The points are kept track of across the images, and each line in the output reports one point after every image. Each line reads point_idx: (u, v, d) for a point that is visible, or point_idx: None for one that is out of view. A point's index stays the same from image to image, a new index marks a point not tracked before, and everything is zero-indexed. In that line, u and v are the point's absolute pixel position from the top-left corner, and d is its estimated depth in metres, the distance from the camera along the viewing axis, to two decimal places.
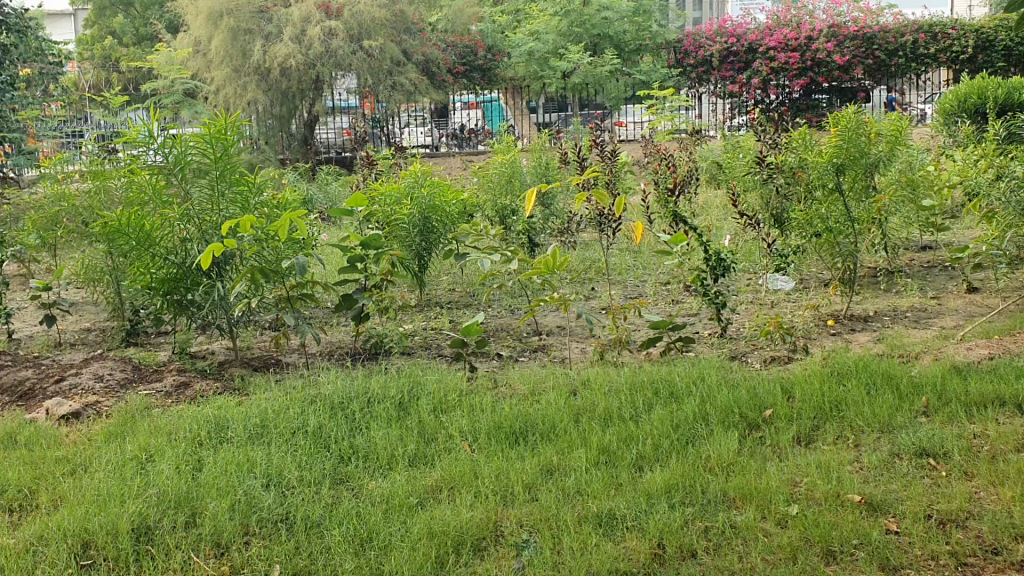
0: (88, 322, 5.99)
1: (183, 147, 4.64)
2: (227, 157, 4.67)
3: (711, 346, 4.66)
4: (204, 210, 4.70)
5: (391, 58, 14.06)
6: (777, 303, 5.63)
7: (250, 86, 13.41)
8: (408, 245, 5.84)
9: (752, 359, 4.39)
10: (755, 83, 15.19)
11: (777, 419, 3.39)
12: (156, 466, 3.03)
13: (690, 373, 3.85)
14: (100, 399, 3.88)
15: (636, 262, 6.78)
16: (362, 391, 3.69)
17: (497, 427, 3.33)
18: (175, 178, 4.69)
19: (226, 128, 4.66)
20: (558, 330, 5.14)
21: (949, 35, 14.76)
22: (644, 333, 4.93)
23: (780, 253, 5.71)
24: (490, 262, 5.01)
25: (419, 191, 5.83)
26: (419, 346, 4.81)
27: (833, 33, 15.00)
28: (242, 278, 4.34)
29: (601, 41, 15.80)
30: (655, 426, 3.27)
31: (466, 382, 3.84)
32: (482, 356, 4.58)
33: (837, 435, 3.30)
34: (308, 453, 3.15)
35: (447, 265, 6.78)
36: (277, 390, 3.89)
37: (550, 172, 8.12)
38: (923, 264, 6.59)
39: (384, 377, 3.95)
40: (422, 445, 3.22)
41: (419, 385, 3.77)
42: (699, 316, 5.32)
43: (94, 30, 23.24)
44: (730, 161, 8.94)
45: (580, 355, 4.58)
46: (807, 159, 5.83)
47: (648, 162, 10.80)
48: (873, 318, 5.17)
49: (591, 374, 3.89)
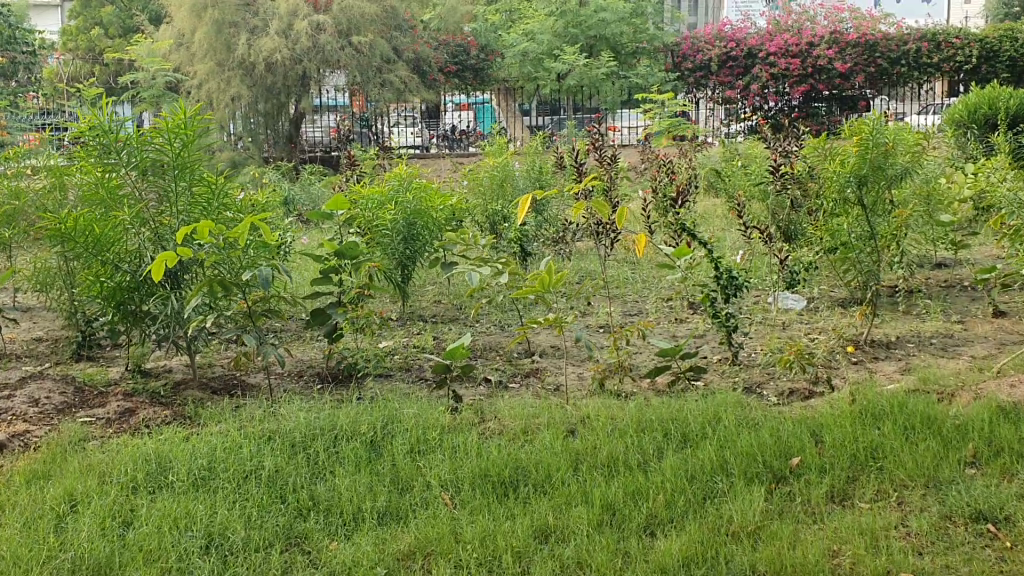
0: (41, 332, 5.48)
1: (140, 144, 4.19)
2: (188, 152, 4.23)
3: (722, 374, 4.20)
4: (162, 212, 4.28)
5: (381, 55, 13.62)
6: (789, 325, 5.18)
7: (234, 81, 12.88)
8: (390, 253, 5.42)
9: (768, 392, 3.95)
10: (755, 89, 14.80)
11: (806, 470, 2.94)
12: (77, 520, 2.57)
13: (703, 411, 3.38)
14: (30, 428, 3.39)
15: (636, 274, 6.34)
16: (329, 425, 3.21)
17: (483, 475, 2.87)
18: (129, 175, 4.23)
19: (188, 123, 4.22)
20: (551, 351, 4.69)
21: (953, 44, 14.48)
22: (647, 358, 4.48)
23: (792, 271, 5.29)
24: (476, 275, 4.55)
25: (404, 195, 5.44)
26: (399, 368, 4.37)
27: (835, 39, 14.64)
28: (198, 292, 3.81)
29: (597, 42, 15.31)
30: (666, 477, 2.82)
31: (448, 417, 3.38)
32: (468, 381, 4.14)
33: (875, 489, 2.85)
34: (260, 504, 2.69)
35: (434, 274, 6.34)
36: (233, 421, 3.41)
37: (545, 177, 7.65)
38: (941, 283, 6.17)
39: (357, 408, 3.47)
40: (396, 496, 2.76)
41: (395, 418, 3.29)
42: (706, 338, 4.87)
43: (78, 21, 22.41)
44: (734, 168, 8.55)
45: (576, 383, 4.13)
46: (826, 168, 5.35)
47: (645, 170, 10.35)
48: (896, 344, 4.73)
49: (591, 410, 3.42)
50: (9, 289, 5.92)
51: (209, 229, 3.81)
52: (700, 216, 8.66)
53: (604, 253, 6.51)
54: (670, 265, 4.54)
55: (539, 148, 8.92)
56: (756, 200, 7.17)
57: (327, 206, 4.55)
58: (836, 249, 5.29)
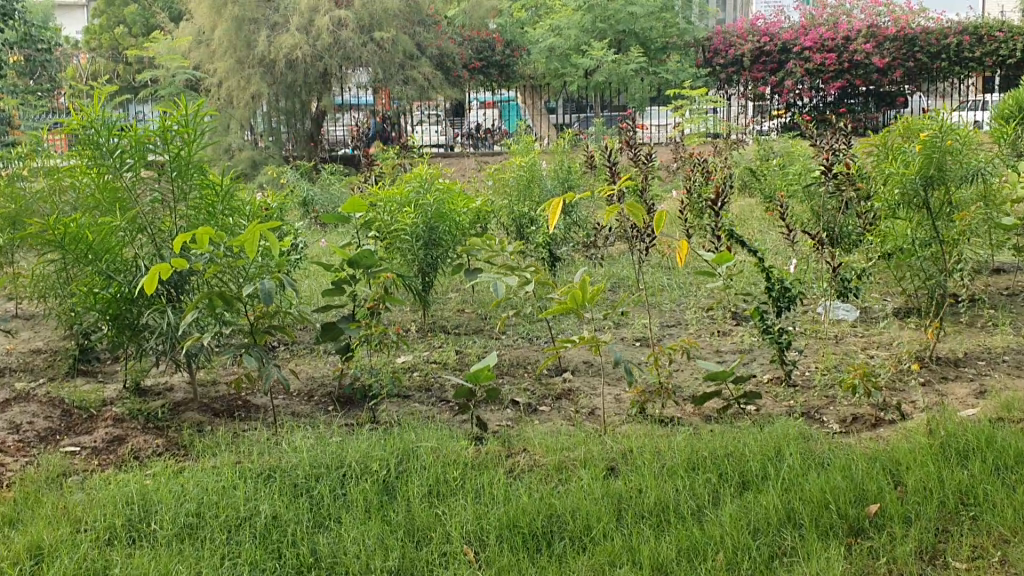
0: (40, 342, 5.15)
1: (139, 142, 3.83)
2: (190, 153, 3.88)
3: (776, 397, 3.79)
4: (163, 216, 3.93)
5: (404, 51, 13.27)
6: (843, 338, 4.74)
7: (254, 79, 12.54)
8: (410, 260, 5.06)
9: (829, 419, 3.53)
10: (789, 85, 14.31)
11: (886, 520, 2.53)
12: None
13: (762, 444, 2.97)
14: (6, 461, 3.04)
15: (673, 281, 5.93)
16: (337, 461, 2.83)
17: (511, 526, 2.49)
18: (125, 176, 3.88)
19: (190, 119, 3.87)
20: (584, 368, 4.30)
21: (996, 38, 13.78)
22: (690, 377, 4.08)
23: (846, 280, 4.82)
24: (503, 285, 4.17)
25: (425, 197, 5.09)
26: (418, 388, 4.03)
27: (873, 33, 14.12)
28: (195, 307, 3.40)
29: (626, 37, 14.95)
30: (726, 531, 2.43)
31: (471, 450, 2.99)
32: (494, 405, 3.76)
33: (971, 544, 2.44)
34: (251, 562, 2.34)
35: (456, 281, 5.96)
36: (230, 454, 3.04)
37: (573, 176, 7.19)
38: (1003, 291, 5.69)
39: (368, 439, 3.09)
40: (411, 551, 2.39)
41: (411, 453, 2.91)
42: (753, 354, 4.46)
43: (101, 20, 22.12)
44: (772, 167, 8.11)
45: (613, 406, 3.74)
46: (886, 170, 4.90)
47: (679, 170, 9.90)
48: (965, 362, 4.29)
49: (634, 442, 3.02)
50: (9, 296, 5.57)
51: (209, 236, 3.42)
52: (737, 217, 8.22)
53: (638, 257, 6.10)
54: (713, 273, 4.10)
55: (567, 145, 8.53)
56: (798, 200, 6.72)
57: (342, 207, 4.21)
58: (891, 256, 4.86)
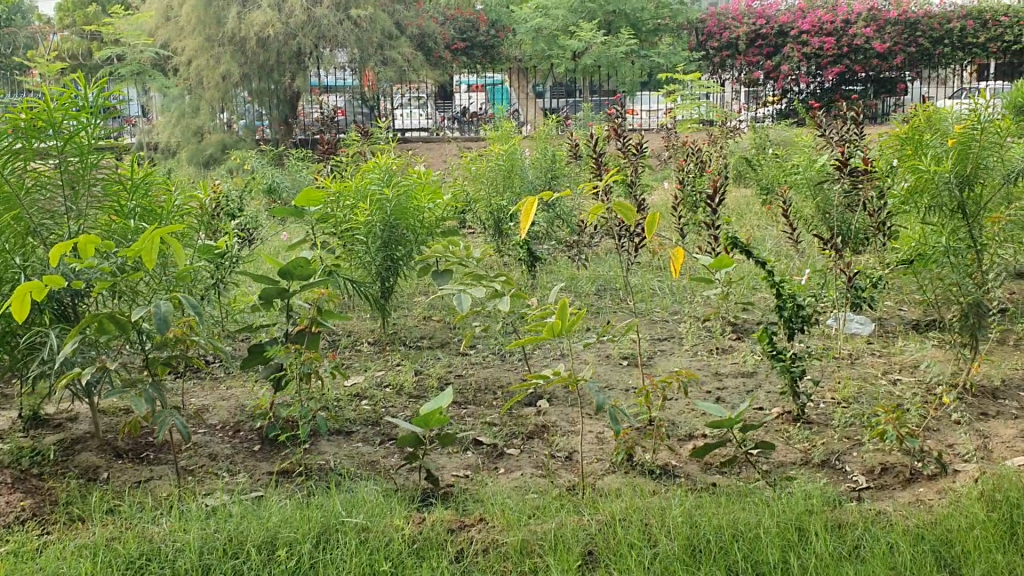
0: None
1: (24, 127, 3.01)
2: (88, 141, 3.12)
3: (787, 438, 3.17)
4: (55, 222, 3.14)
5: (383, 30, 12.42)
6: (861, 359, 4.14)
7: (223, 58, 11.73)
8: (367, 266, 4.41)
9: (854, 471, 2.91)
10: (785, 70, 13.63)
11: None
12: None
13: (779, 520, 2.34)
14: None
15: (666, 286, 5.32)
16: (232, 547, 2.21)
17: None
18: (6, 170, 3.04)
19: (91, 100, 3.12)
20: (562, 396, 3.68)
21: (1001, 23, 13.16)
22: (687, 412, 3.47)
23: (860, 291, 4.13)
24: (467, 299, 3.49)
25: (384, 191, 4.40)
26: (362, 422, 3.39)
27: (873, 16, 13.47)
28: (77, 334, 2.69)
29: (616, 19, 14.21)
30: None
31: (411, 523, 2.36)
32: (451, 449, 3.14)
33: None
34: None
35: (426, 283, 5.34)
36: (108, 524, 2.41)
37: (557, 166, 6.53)
38: None
39: (281, 503, 2.46)
40: None
41: (331, 532, 2.28)
42: (757, 378, 3.86)
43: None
44: (771, 157, 7.51)
45: (595, 449, 3.13)
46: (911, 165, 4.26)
47: (670, 159, 9.26)
48: (1004, 393, 3.68)
49: (618, 512, 2.39)
50: None
51: (97, 244, 2.72)
52: (733, 211, 7.62)
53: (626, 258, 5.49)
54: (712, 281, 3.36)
55: (552, 132, 7.92)
56: (803, 195, 6.10)
57: (299, 200, 3.66)
58: (914, 263, 4.22)
